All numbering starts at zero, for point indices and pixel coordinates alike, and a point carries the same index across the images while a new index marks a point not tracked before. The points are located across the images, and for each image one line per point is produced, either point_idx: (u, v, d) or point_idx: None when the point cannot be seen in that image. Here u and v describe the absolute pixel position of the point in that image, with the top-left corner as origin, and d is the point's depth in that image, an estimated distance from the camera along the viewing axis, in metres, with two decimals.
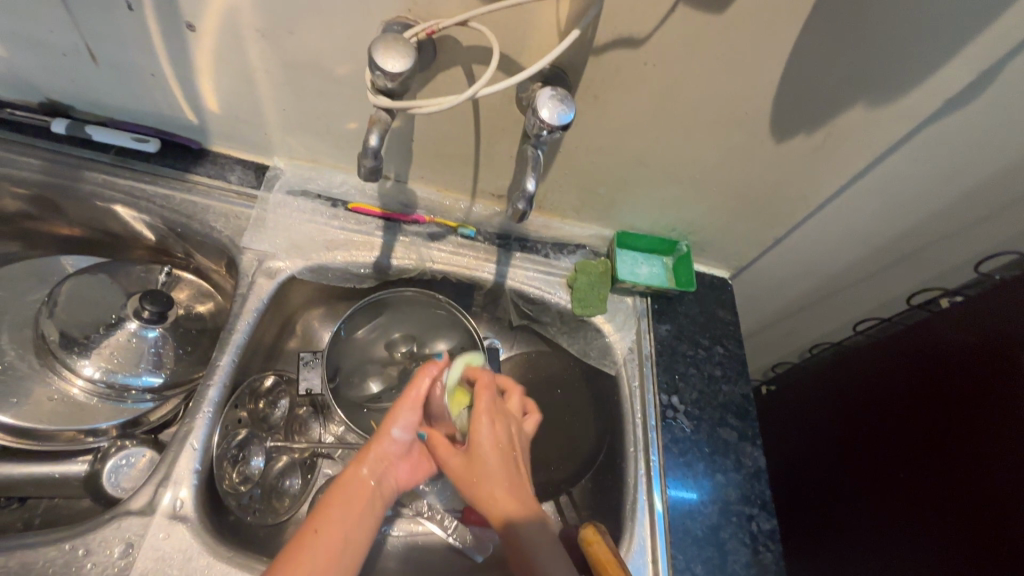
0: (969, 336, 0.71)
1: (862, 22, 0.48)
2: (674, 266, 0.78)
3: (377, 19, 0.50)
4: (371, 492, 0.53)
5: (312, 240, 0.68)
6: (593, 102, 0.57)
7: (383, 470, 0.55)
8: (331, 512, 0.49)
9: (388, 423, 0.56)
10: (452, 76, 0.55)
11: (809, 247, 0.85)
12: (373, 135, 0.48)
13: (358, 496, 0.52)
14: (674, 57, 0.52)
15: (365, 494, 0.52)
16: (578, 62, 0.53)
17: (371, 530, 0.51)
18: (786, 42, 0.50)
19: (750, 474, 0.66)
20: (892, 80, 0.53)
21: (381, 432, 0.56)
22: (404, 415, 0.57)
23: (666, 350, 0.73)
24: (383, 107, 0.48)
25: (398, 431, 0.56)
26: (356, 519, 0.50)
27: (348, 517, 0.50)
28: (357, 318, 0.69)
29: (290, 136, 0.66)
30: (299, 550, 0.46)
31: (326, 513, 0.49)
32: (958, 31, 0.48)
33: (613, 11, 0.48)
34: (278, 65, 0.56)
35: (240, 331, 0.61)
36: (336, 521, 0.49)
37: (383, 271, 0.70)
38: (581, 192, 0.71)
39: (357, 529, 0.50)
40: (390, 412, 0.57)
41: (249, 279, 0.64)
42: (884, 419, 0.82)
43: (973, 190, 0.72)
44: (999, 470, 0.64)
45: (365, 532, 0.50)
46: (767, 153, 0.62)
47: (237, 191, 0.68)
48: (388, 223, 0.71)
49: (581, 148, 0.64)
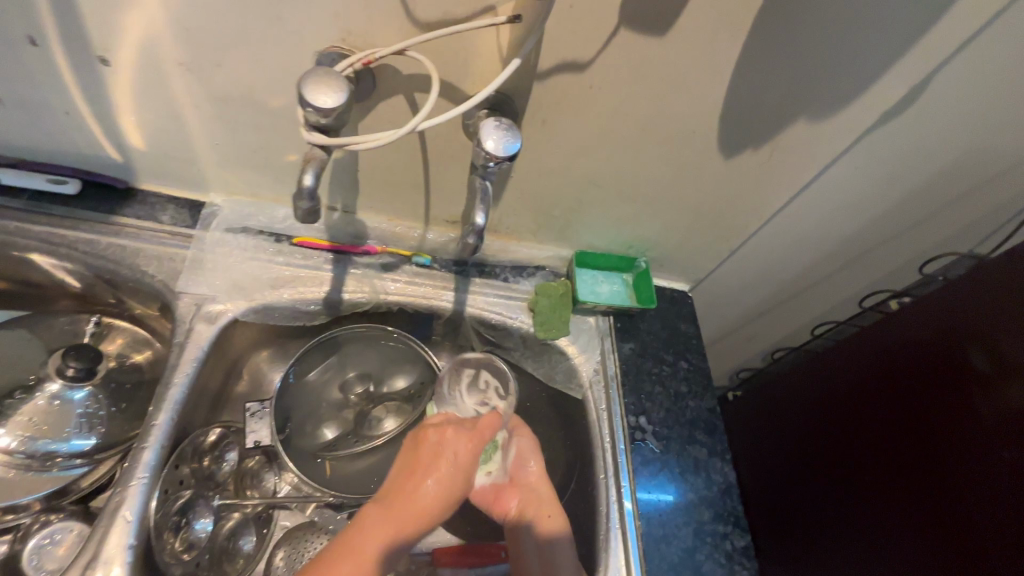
0: (924, 335, 0.75)
1: (794, 44, 0.49)
2: (634, 282, 0.77)
3: (311, 47, 0.48)
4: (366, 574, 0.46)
5: (254, 279, 0.64)
6: (541, 126, 0.56)
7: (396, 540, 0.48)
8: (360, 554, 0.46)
9: (441, 498, 0.51)
10: (395, 107, 0.53)
11: (764, 257, 0.86)
12: (308, 174, 0.42)
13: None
14: (616, 81, 0.51)
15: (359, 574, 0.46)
16: (523, 87, 0.51)
17: None
18: (725, 65, 0.50)
19: (721, 491, 0.66)
20: (829, 99, 0.54)
21: (429, 488, 0.50)
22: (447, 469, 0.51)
23: (631, 370, 0.72)
24: (317, 144, 0.43)
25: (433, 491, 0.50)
26: None
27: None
28: (307, 359, 0.66)
29: (227, 170, 0.62)
30: None
31: None
32: (893, 47, 0.50)
33: (554, 37, 0.47)
34: (208, 99, 0.53)
35: (177, 385, 0.56)
36: None
37: (334, 306, 0.67)
38: (537, 214, 0.70)
39: None
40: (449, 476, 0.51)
41: (187, 325, 0.59)
42: (849, 421, 0.84)
43: (911, 194, 0.74)
44: (952, 465, 0.67)
45: None
46: (717, 170, 0.63)
47: (169, 231, 0.63)
48: (337, 256, 0.68)
49: (533, 171, 0.62)
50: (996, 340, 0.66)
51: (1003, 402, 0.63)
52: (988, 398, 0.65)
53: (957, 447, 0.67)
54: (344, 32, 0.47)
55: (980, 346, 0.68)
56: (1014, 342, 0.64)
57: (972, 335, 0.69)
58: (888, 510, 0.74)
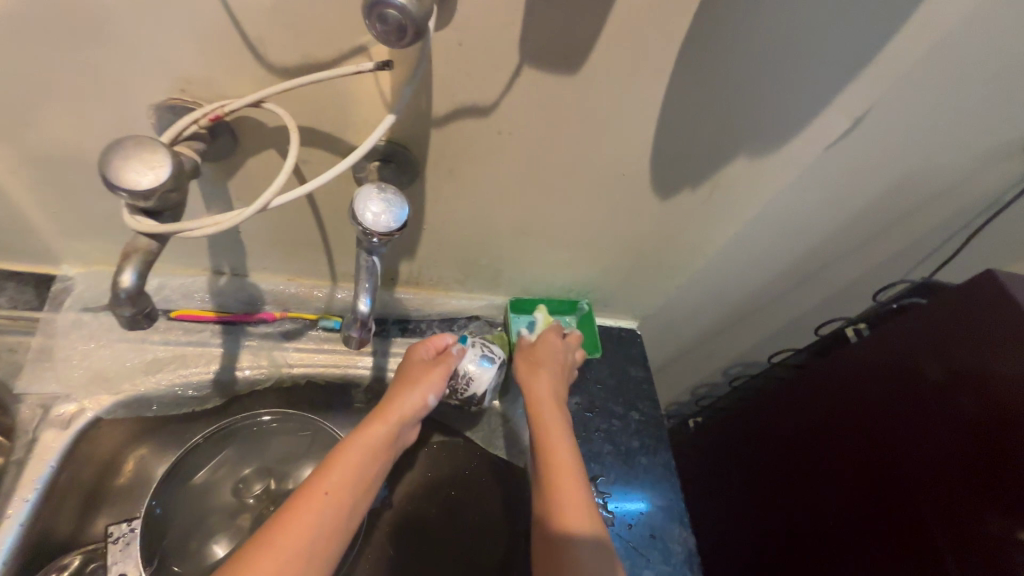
0: (873, 359, 0.73)
1: (727, 79, 0.42)
2: (578, 326, 0.71)
3: (143, 99, 0.39)
4: (336, 502, 0.43)
5: (122, 366, 0.53)
6: (449, 176, 0.48)
7: (371, 458, 0.46)
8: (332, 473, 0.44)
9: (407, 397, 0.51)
10: (267, 164, 0.44)
11: (716, 292, 0.80)
12: (125, 273, 0.33)
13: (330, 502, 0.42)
14: (527, 125, 0.44)
15: (331, 496, 0.43)
16: (418, 135, 0.43)
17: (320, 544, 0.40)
18: (650, 103, 0.43)
19: (680, 562, 0.60)
20: (769, 134, 0.49)
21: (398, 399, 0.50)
22: (406, 397, 0.50)
23: (578, 428, 0.65)
24: (144, 233, 0.34)
25: (396, 420, 0.49)
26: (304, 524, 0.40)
27: (329, 519, 0.42)
28: (196, 454, 0.56)
29: (78, 240, 0.51)
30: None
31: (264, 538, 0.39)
32: (836, 75, 0.44)
33: (445, 80, 0.39)
34: (27, 161, 0.43)
35: (13, 517, 0.45)
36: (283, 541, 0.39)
37: (227, 386, 0.57)
38: (462, 265, 0.62)
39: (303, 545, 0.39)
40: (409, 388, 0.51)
41: (31, 433, 0.49)
42: (814, 457, 0.81)
43: (859, 218, 0.70)
44: (916, 485, 0.64)
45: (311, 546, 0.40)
46: (654, 210, 0.56)
47: (8, 316, 0.52)
48: (227, 327, 0.58)
49: (448, 222, 0.54)
50: (942, 350, 0.64)
51: (955, 414, 0.61)
52: (940, 411, 0.63)
53: (919, 471, 0.64)
54: (181, 81, 0.37)
55: (929, 359, 0.65)
56: (959, 355, 0.62)
57: (917, 353, 0.67)
58: (869, 549, 0.69)
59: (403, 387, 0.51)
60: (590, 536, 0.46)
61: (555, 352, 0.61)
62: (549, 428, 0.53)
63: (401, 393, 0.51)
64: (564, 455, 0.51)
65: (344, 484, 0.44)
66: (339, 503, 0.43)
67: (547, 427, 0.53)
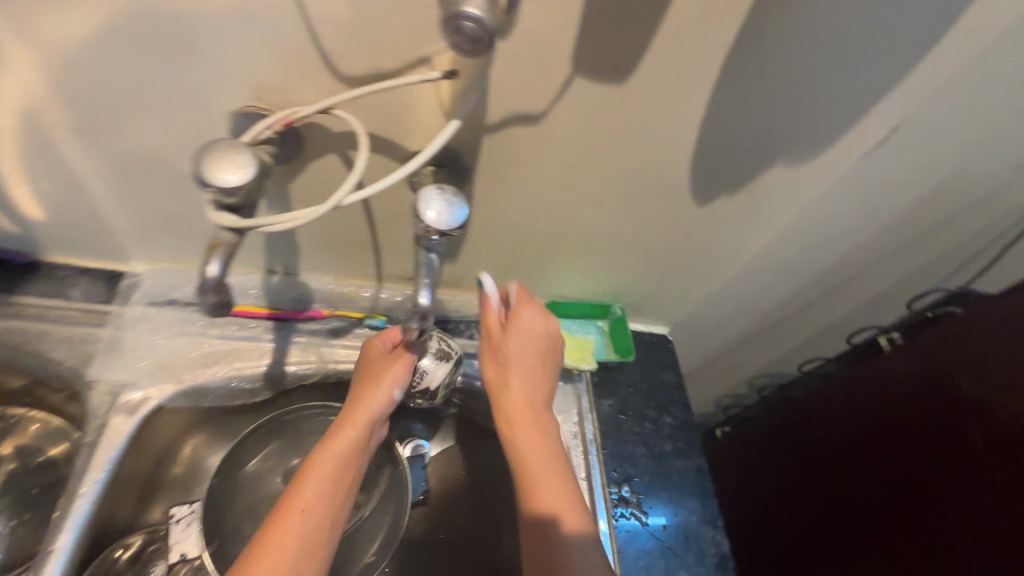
0: (909, 370, 0.73)
1: (770, 88, 0.44)
2: (610, 330, 0.72)
3: (222, 107, 0.42)
4: (312, 521, 0.44)
5: (182, 358, 0.56)
6: (496, 181, 0.51)
7: (341, 471, 0.48)
8: (303, 494, 0.45)
9: (371, 399, 0.51)
10: (329, 167, 0.47)
11: (748, 301, 0.80)
12: (213, 263, 0.36)
13: (307, 523, 0.44)
14: (576, 131, 0.46)
15: (306, 516, 0.44)
16: (471, 141, 0.46)
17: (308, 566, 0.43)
18: (695, 110, 0.45)
19: (715, 564, 0.60)
20: (807, 142, 0.50)
21: (360, 402, 0.51)
22: (369, 398, 0.51)
23: (612, 430, 0.66)
24: (228, 227, 0.36)
25: (364, 422, 0.50)
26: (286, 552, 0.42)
27: (311, 535, 0.44)
28: (247, 444, 0.58)
29: (147, 238, 0.55)
30: None
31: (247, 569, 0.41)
32: (876, 84, 0.45)
33: (503, 89, 0.41)
34: (111, 164, 0.46)
35: (84, 496, 0.48)
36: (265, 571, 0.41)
37: (277, 379, 0.60)
38: (501, 267, 0.64)
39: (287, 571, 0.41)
40: (370, 390, 0.51)
41: (101, 419, 0.52)
42: (842, 467, 0.80)
43: (895, 228, 0.71)
44: (952, 500, 0.64)
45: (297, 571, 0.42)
46: (691, 216, 0.58)
47: (82, 309, 0.55)
48: (279, 323, 0.61)
49: (492, 225, 0.57)
50: (981, 365, 0.64)
51: (992, 430, 0.61)
52: (977, 426, 0.63)
53: (955, 485, 0.64)
54: (259, 90, 0.40)
55: (966, 373, 0.65)
56: (1000, 366, 0.62)
57: (954, 366, 0.67)
58: (899, 562, 0.69)
59: (365, 388, 0.51)
60: (571, 538, 0.48)
61: (529, 334, 0.54)
62: (521, 438, 0.53)
63: (363, 394, 0.51)
64: (539, 459, 0.52)
65: (318, 503, 0.45)
66: (315, 522, 0.45)
67: (521, 436, 0.53)
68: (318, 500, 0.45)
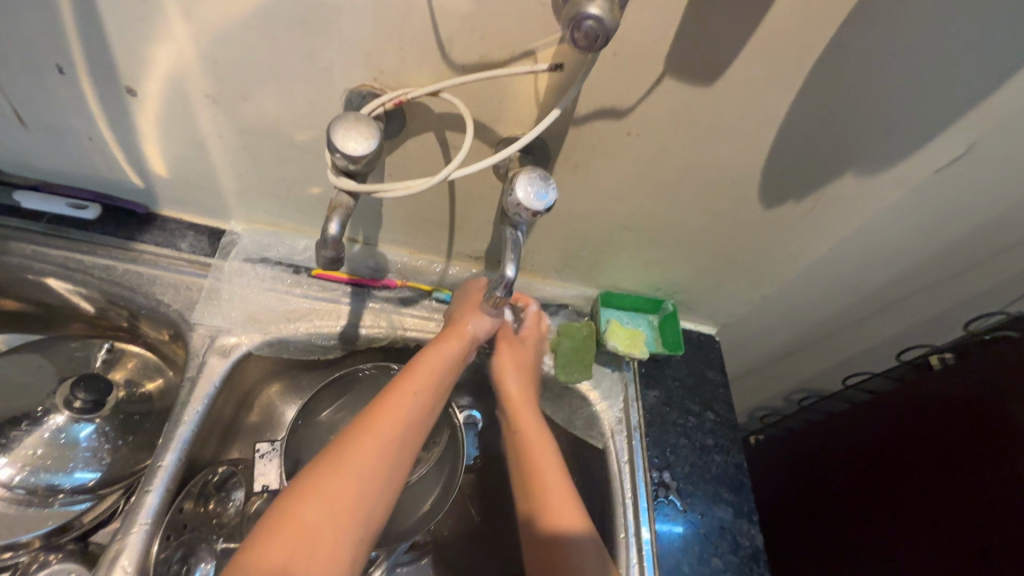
0: (961, 396, 0.72)
1: (851, 96, 0.46)
2: (660, 324, 0.74)
3: (341, 84, 0.46)
4: (422, 399, 0.50)
5: (271, 311, 0.62)
6: (574, 170, 0.54)
7: (445, 365, 0.54)
8: (421, 373, 0.52)
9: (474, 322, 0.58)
10: (425, 145, 0.51)
11: (798, 311, 0.81)
12: (334, 222, 0.43)
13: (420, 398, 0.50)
14: (658, 128, 0.49)
15: (418, 391, 0.50)
16: (559, 131, 0.49)
17: (414, 434, 0.49)
18: (775, 114, 0.48)
19: (748, 556, 0.63)
20: (881, 153, 0.52)
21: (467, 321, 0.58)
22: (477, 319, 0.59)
23: (656, 420, 0.69)
24: (345, 190, 0.43)
25: (469, 337, 0.57)
26: (402, 415, 0.48)
27: (419, 412, 0.50)
28: (323, 395, 0.63)
29: (250, 200, 0.61)
30: (330, 462, 0.44)
31: (371, 420, 0.47)
32: (957, 102, 0.47)
33: (596, 83, 0.45)
34: (233, 131, 0.51)
35: (186, 423, 0.54)
36: (382, 426, 0.47)
37: (350, 340, 0.65)
38: (563, 254, 0.67)
39: (401, 432, 0.48)
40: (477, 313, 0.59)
41: (199, 358, 0.58)
42: (880, 484, 0.81)
43: (961, 249, 0.70)
44: (997, 534, 0.64)
45: (406, 435, 0.48)
46: (756, 219, 0.60)
47: (188, 260, 0.62)
48: (357, 289, 0.66)
49: (562, 214, 0.60)
50: None
51: None
52: None
53: (1003, 520, 0.63)
54: (376, 71, 0.45)
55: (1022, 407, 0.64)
56: None
57: (1008, 398, 0.66)
58: None
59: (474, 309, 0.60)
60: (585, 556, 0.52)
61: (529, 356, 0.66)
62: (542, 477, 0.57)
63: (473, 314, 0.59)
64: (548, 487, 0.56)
65: (430, 383, 0.52)
66: (426, 400, 0.51)
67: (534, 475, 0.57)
68: (430, 382, 0.52)
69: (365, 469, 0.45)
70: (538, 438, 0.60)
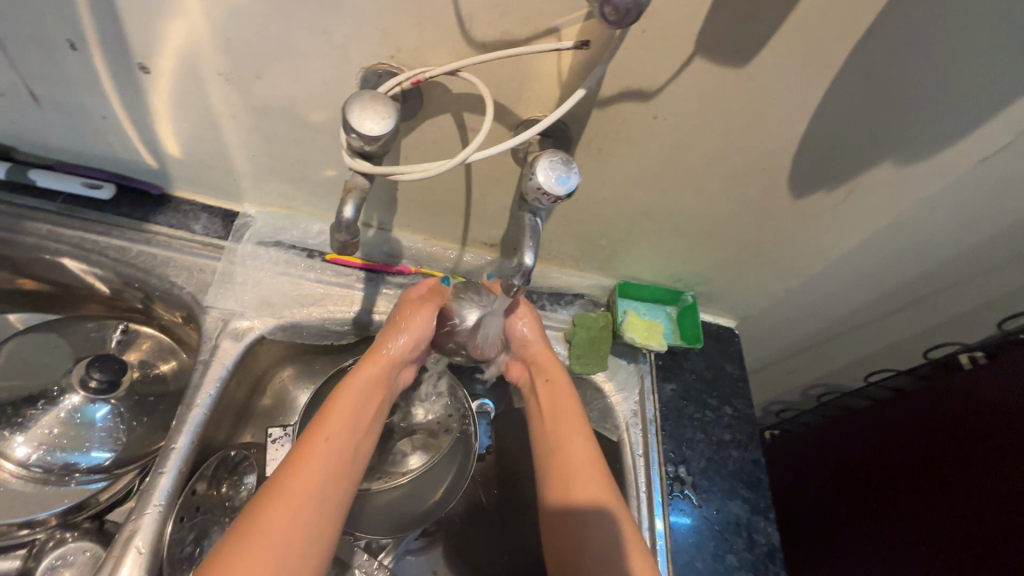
0: (990, 396, 0.70)
1: (893, 79, 0.43)
2: (679, 316, 0.72)
3: (357, 63, 0.45)
4: (342, 445, 0.47)
5: (284, 295, 0.61)
6: (595, 155, 0.52)
7: (366, 399, 0.51)
8: (335, 414, 0.48)
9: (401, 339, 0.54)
10: (442, 127, 0.50)
11: (821, 305, 0.79)
12: (348, 206, 0.42)
13: (338, 445, 0.47)
14: (685, 111, 0.47)
15: (336, 437, 0.47)
16: (581, 114, 0.47)
17: (339, 481, 0.46)
18: (811, 98, 0.45)
19: (764, 554, 0.61)
20: (921, 140, 0.49)
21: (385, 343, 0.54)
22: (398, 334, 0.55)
23: (672, 414, 0.67)
24: (360, 173, 0.41)
25: (388, 360, 0.54)
26: (321, 465, 0.45)
27: (340, 457, 0.47)
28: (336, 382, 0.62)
29: (263, 182, 0.60)
30: (254, 519, 0.41)
31: (283, 478, 0.44)
32: (1008, 87, 0.44)
33: (623, 63, 0.43)
34: (247, 110, 0.50)
35: (199, 406, 0.54)
36: (294, 481, 0.44)
37: (364, 326, 0.64)
38: (581, 242, 0.65)
39: (323, 483, 0.45)
40: (404, 327, 0.55)
41: (213, 341, 0.58)
42: (901, 485, 0.79)
43: (999, 244, 0.67)
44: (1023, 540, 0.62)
45: (327, 485, 0.45)
46: (784, 209, 0.58)
47: (201, 242, 0.62)
48: (371, 274, 0.65)
49: (581, 201, 0.58)
50: None
51: None
52: None
53: None
54: (393, 49, 0.43)
55: None
56: None
57: None
58: None
59: (396, 323, 0.55)
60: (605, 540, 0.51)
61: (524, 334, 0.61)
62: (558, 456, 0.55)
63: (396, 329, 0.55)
64: (573, 458, 0.55)
65: (347, 425, 0.48)
66: (347, 440, 0.48)
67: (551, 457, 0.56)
68: (347, 422, 0.49)
69: (290, 525, 0.42)
70: (554, 413, 0.58)
